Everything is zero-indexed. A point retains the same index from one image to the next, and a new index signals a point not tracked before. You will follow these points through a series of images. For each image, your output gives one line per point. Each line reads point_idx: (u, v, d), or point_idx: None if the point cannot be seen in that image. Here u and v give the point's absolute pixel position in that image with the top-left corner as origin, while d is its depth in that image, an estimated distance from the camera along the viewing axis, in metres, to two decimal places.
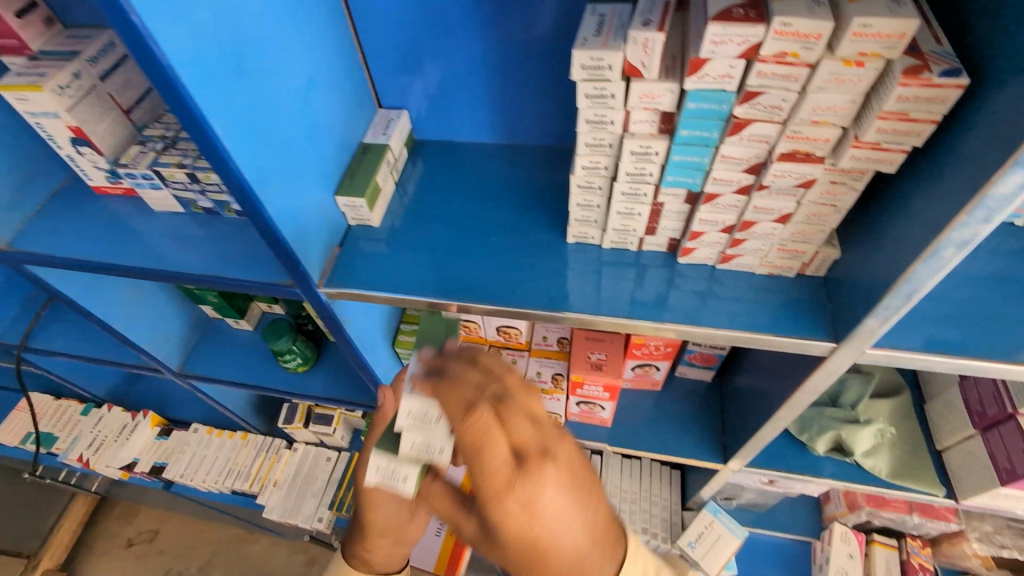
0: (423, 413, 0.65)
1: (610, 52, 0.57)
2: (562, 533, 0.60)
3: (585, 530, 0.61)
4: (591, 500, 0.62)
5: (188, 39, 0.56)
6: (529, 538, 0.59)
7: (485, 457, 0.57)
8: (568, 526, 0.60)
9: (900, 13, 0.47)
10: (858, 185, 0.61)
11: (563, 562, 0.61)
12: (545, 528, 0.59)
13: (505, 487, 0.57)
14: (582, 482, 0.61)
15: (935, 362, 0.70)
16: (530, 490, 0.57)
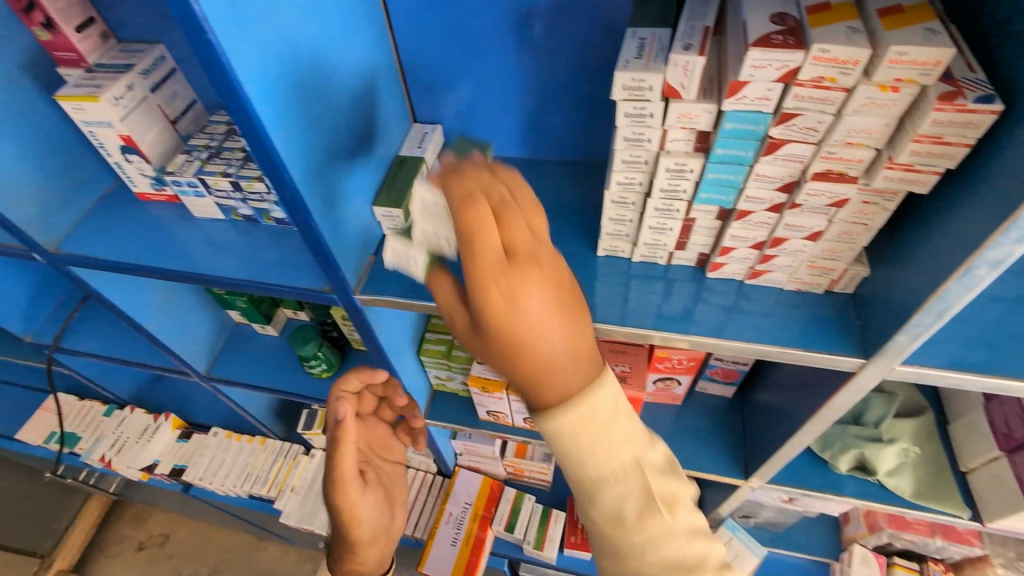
0: (432, 207, 0.73)
1: (651, 74, 0.59)
2: (546, 337, 0.54)
3: (568, 352, 0.56)
4: (579, 325, 0.56)
5: (256, 56, 0.59)
6: (511, 336, 0.53)
7: (476, 237, 0.52)
8: (555, 344, 0.55)
9: (936, 42, 0.50)
10: (890, 206, 0.63)
11: (545, 370, 0.55)
12: (528, 332, 0.53)
13: (490, 270, 0.52)
14: (571, 301, 0.55)
15: (963, 380, 0.71)
16: (514, 289, 0.52)
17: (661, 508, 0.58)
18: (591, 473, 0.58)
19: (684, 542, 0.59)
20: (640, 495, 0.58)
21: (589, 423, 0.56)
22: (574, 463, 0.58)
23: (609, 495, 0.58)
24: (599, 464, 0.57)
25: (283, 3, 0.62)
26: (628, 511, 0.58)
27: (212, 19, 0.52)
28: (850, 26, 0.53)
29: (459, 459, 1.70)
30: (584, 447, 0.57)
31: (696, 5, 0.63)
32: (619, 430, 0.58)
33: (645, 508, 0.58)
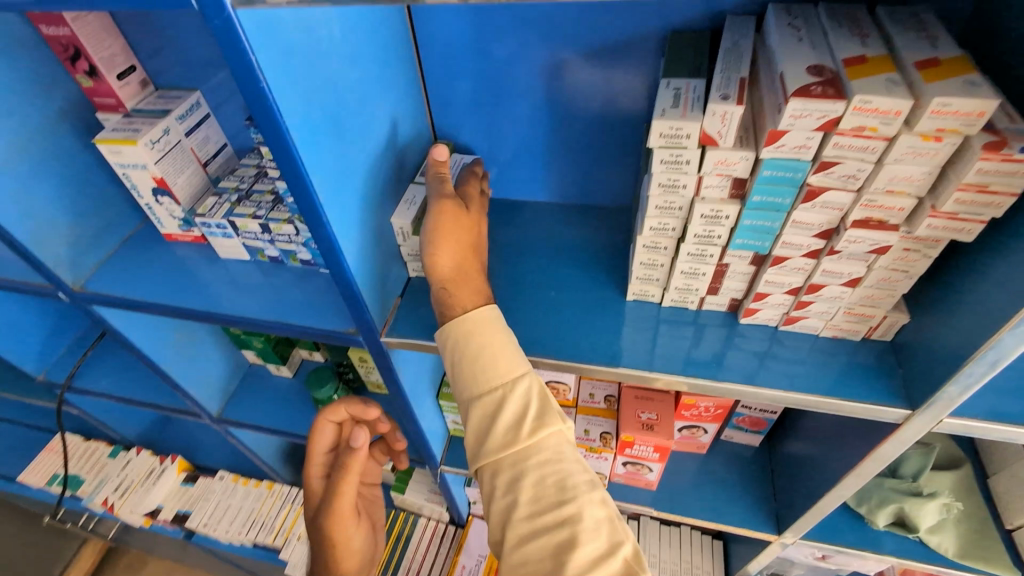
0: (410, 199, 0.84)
1: (689, 122, 0.60)
2: (477, 245, 0.80)
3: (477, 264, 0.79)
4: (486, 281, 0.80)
5: (304, 103, 0.60)
6: (464, 220, 0.78)
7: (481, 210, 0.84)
8: (476, 251, 0.79)
9: (978, 93, 0.50)
10: (932, 253, 0.62)
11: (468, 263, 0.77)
12: (473, 227, 0.79)
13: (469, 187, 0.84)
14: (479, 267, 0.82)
15: (1015, 433, 0.69)
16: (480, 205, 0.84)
17: (556, 411, 0.68)
18: (496, 378, 0.69)
19: (576, 468, 0.65)
20: (538, 402, 0.69)
21: (492, 325, 0.72)
22: (478, 369, 0.70)
23: (513, 396, 0.68)
24: (502, 365, 0.70)
25: (330, 53, 0.63)
26: (528, 419, 0.67)
27: (265, 68, 0.53)
28: (889, 77, 0.54)
29: (472, 507, 1.65)
30: (493, 343, 0.71)
31: (730, 57, 0.64)
32: (517, 345, 0.72)
33: (544, 409, 0.68)
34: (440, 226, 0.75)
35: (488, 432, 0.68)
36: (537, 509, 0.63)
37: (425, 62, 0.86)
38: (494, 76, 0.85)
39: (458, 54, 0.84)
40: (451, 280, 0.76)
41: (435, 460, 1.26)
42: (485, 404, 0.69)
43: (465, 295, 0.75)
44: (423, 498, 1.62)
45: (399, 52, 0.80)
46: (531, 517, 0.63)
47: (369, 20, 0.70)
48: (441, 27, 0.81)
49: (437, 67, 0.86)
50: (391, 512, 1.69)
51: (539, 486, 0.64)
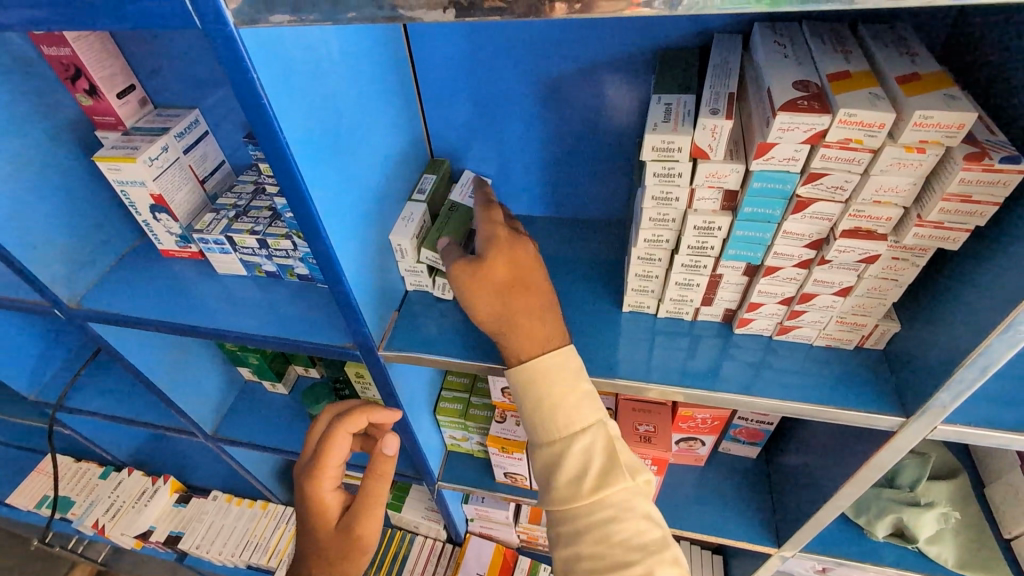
0: (409, 215, 0.86)
1: (680, 136, 0.61)
2: (528, 288, 0.73)
3: (542, 305, 0.74)
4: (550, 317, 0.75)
5: (304, 119, 0.61)
6: (484, 270, 0.72)
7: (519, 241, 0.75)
8: (540, 293, 0.74)
9: (957, 107, 0.52)
10: (920, 262, 0.63)
11: (515, 309, 0.73)
12: (503, 269, 0.72)
13: (493, 227, 0.75)
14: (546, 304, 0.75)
15: (1008, 440, 0.70)
16: (510, 244, 0.74)
17: (621, 470, 0.70)
18: (561, 432, 0.72)
19: (642, 526, 0.69)
20: (603, 457, 0.71)
21: (559, 375, 0.72)
22: (543, 420, 0.73)
23: (576, 449, 0.71)
24: (566, 419, 0.72)
25: (330, 72, 0.65)
26: (591, 475, 0.71)
27: (266, 86, 0.55)
28: (872, 92, 0.56)
29: (470, 524, 1.64)
30: (557, 394, 0.72)
31: (719, 73, 0.66)
32: (585, 395, 0.73)
33: (608, 466, 0.71)
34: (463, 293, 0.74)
35: (553, 481, 0.73)
36: (601, 566, 0.68)
37: (421, 80, 0.88)
38: (490, 92, 0.87)
39: (455, 71, 0.86)
40: (501, 328, 0.74)
41: (433, 476, 1.26)
42: (550, 454, 0.73)
43: (533, 333, 0.73)
44: (421, 516, 1.61)
45: (396, 70, 0.81)
46: (598, 571, 0.69)
47: (367, 39, 0.72)
48: (437, 46, 0.83)
49: (434, 84, 0.88)
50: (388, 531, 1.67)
51: (605, 545, 0.69)
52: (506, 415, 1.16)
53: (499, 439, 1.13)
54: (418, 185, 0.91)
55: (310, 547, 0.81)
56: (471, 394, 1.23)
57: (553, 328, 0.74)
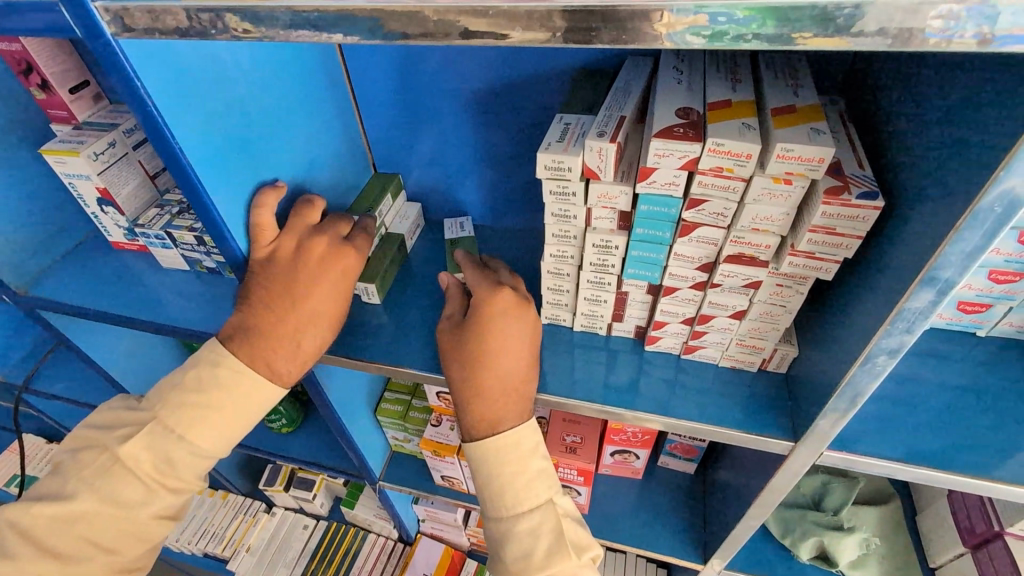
0: None
1: (569, 156, 0.63)
2: (507, 362, 0.73)
3: (512, 381, 0.74)
4: (521, 393, 0.75)
5: (201, 123, 0.63)
6: (466, 337, 0.74)
7: (506, 327, 0.74)
8: (514, 382, 0.74)
9: (818, 141, 0.53)
10: (803, 290, 0.64)
11: (489, 384, 0.73)
12: (489, 342, 0.73)
13: (493, 298, 0.75)
14: (521, 381, 0.75)
15: (897, 469, 0.73)
16: (505, 312, 0.75)
17: (568, 550, 0.72)
18: (509, 507, 0.74)
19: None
20: (549, 536, 0.73)
21: (513, 449, 0.74)
22: (495, 493, 0.74)
23: (524, 528, 0.73)
24: (515, 500, 0.73)
25: (237, 79, 0.67)
26: (538, 554, 0.72)
27: (154, 94, 0.57)
28: (745, 122, 0.57)
29: (422, 525, 1.66)
30: (510, 469, 0.73)
31: (618, 96, 0.68)
32: (540, 470, 0.75)
33: (554, 547, 0.72)
34: (449, 358, 0.76)
35: (502, 553, 0.74)
36: None
37: (356, 87, 0.89)
38: (422, 101, 0.89)
39: (388, 82, 0.87)
40: (469, 393, 0.74)
41: (373, 476, 1.27)
42: (500, 526, 0.75)
43: (492, 410, 0.74)
44: (372, 513, 1.64)
45: (326, 78, 0.83)
46: None
47: (285, 47, 0.74)
48: (367, 57, 0.85)
49: (368, 93, 0.90)
50: (343, 526, 1.70)
51: None
52: (442, 419, 1.17)
53: (432, 442, 1.15)
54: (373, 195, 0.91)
55: (313, 317, 0.73)
56: (413, 397, 1.25)
57: (515, 406, 0.74)
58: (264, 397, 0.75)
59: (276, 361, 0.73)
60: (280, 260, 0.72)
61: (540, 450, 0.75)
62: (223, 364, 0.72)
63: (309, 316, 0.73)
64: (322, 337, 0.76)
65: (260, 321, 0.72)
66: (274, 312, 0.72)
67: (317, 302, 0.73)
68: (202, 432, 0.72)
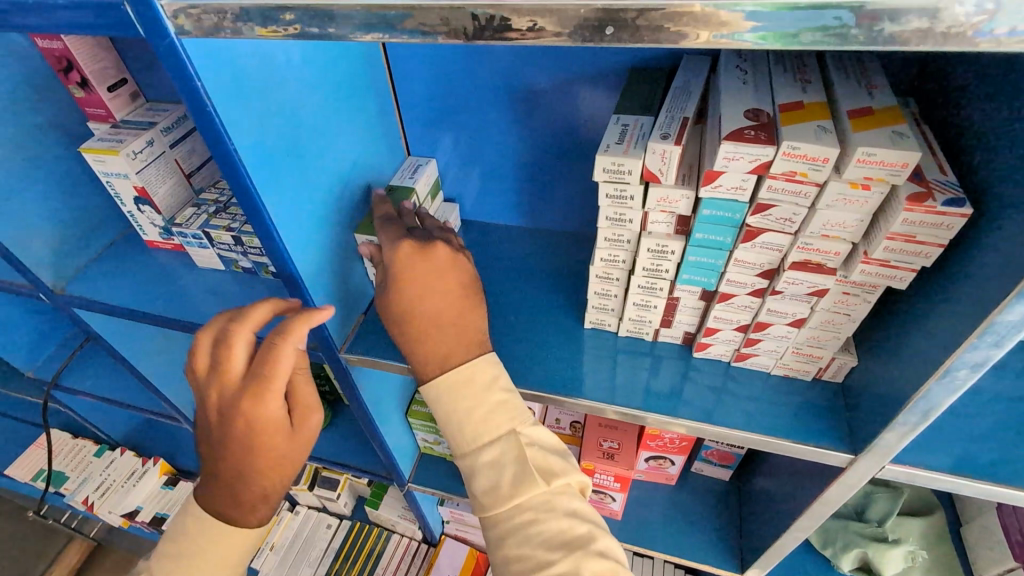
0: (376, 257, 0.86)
1: (630, 159, 0.61)
2: (429, 302, 0.68)
3: (454, 323, 0.69)
4: (465, 332, 0.70)
5: (255, 124, 0.62)
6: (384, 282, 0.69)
7: (420, 267, 0.69)
8: (451, 320, 0.69)
9: (902, 145, 0.51)
10: (871, 299, 0.62)
11: (418, 328, 0.69)
12: (407, 283, 0.69)
13: (395, 245, 0.70)
14: (466, 323, 0.70)
15: (961, 485, 0.70)
16: (408, 257, 0.70)
17: (534, 475, 0.65)
18: (467, 442, 0.69)
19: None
20: (514, 465, 0.66)
21: (456, 383, 0.68)
22: (456, 428, 0.69)
23: (486, 462, 0.67)
24: (472, 431, 0.68)
25: (289, 79, 0.66)
26: (504, 483, 0.66)
27: (212, 94, 0.55)
28: (820, 125, 0.55)
29: (446, 526, 1.65)
30: (460, 407, 0.68)
31: (678, 97, 0.66)
32: (502, 401, 0.68)
33: (519, 474, 0.65)
34: (378, 305, 0.72)
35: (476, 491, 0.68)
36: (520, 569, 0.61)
37: (397, 87, 0.88)
38: (466, 100, 0.87)
39: (431, 82, 0.86)
40: (407, 343, 0.70)
41: (403, 477, 1.27)
42: (465, 463, 0.69)
43: (436, 350, 0.69)
44: (397, 513, 1.63)
45: (369, 77, 0.82)
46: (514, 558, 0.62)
47: (333, 46, 0.73)
48: (410, 54, 0.83)
49: (410, 92, 0.88)
50: (367, 527, 1.69)
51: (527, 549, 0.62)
52: None
53: None
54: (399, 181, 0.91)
55: (259, 471, 0.67)
56: None
57: (456, 347, 0.69)
58: (239, 541, 0.72)
59: (237, 513, 0.70)
60: (212, 412, 0.66)
61: (500, 381, 0.69)
62: (191, 509, 0.72)
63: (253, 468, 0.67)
64: (274, 484, 0.69)
65: (212, 469, 0.69)
66: (217, 463, 0.68)
67: (254, 454, 0.66)
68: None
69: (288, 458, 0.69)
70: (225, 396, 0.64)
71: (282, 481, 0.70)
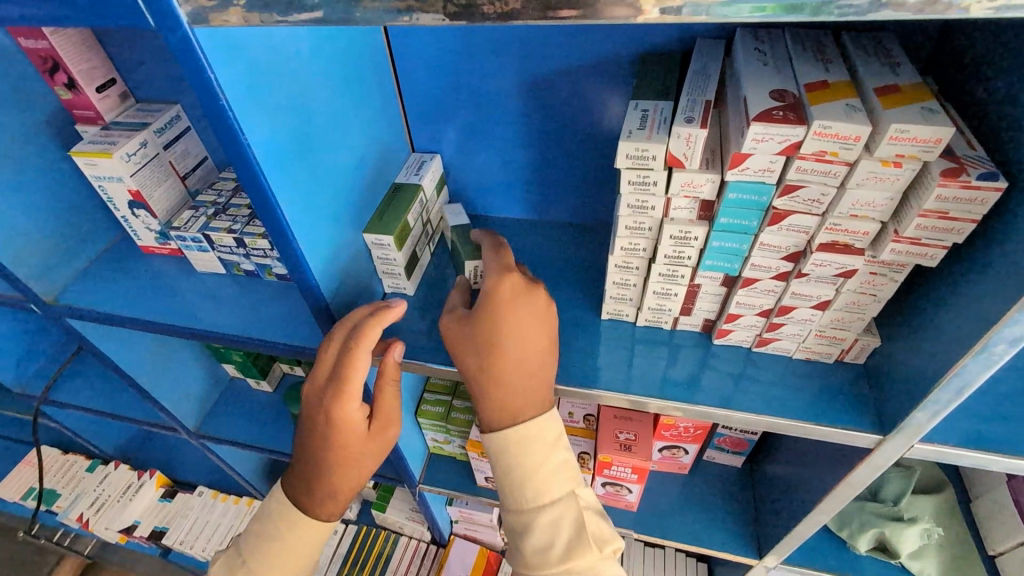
0: (383, 253, 0.83)
1: (654, 144, 0.60)
2: (522, 348, 0.68)
3: (540, 366, 0.69)
4: (546, 375, 0.71)
5: (267, 118, 0.59)
6: (473, 327, 0.69)
7: (516, 311, 0.68)
8: (535, 365, 0.69)
9: (935, 121, 0.50)
10: (898, 277, 0.62)
11: (502, 374, 0.68)
12: (502, 328, 0.67)
13: (499, 280, 0.69)
14: (546, 369, 0.70)
15: (989, 461, 0.68)
16: (515, 294, 0.68)
17: (588, 542, 0.69)
18: (527, 502, 0.71)
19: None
20: (570, 529, 0.70)
21: (524, 443, 0.70)
22: (516, 485, 0.72)
23: (545, 522, 0.70)
24: (535, 491, 0.71)
25: (300, 71, 0.64)
26: (557, 546, 0.70)
27: (227, 88, 0.53)
28: (849, 103, 0.54)
29: (454, 526, 1.63)
30: (525, 467, 0.70)
31: (697, 79, 0.65)
32: (564, 460, 0.72)
33: (575, 539, 0.69)
34: (458, 348, 0.70)
35: (522, 546, 0.72)
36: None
37: (402, 78, 0.86)
38: (473, 89, 0.85)
39: (437, 73, 0.85)
40: (485, 382, 0.69)
41: (414, 479, 1.25)
42: (516, 519, 0.73)
43: (510, 400, 0.70)
44: (404, 516, 1.61)
45: (373, 68, 0.80)
46: None
47: (339, 36, 0.70)
48: (414, 44, 0.82)
49: (415, 83, 0.87)
50: (373, 530, 1.66)
51: None
52: None
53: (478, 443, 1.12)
54: (405, 171, 0.91)
55: (332, 468, 0.74)
56: (454, 397, 1.21)
57: (534, 396, 0.70)
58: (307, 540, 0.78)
59: (308, 502, 0.76)
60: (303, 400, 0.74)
61: (563, 441, 0.72)
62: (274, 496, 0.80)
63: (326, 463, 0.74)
64: (341, 484, 0.75)
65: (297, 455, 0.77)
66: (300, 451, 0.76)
67: (328, 448, 0.72)
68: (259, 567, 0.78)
69: (360, 458, 0.74)
70: (314, 387, 0.72)
71: (352, 480, 0.75)
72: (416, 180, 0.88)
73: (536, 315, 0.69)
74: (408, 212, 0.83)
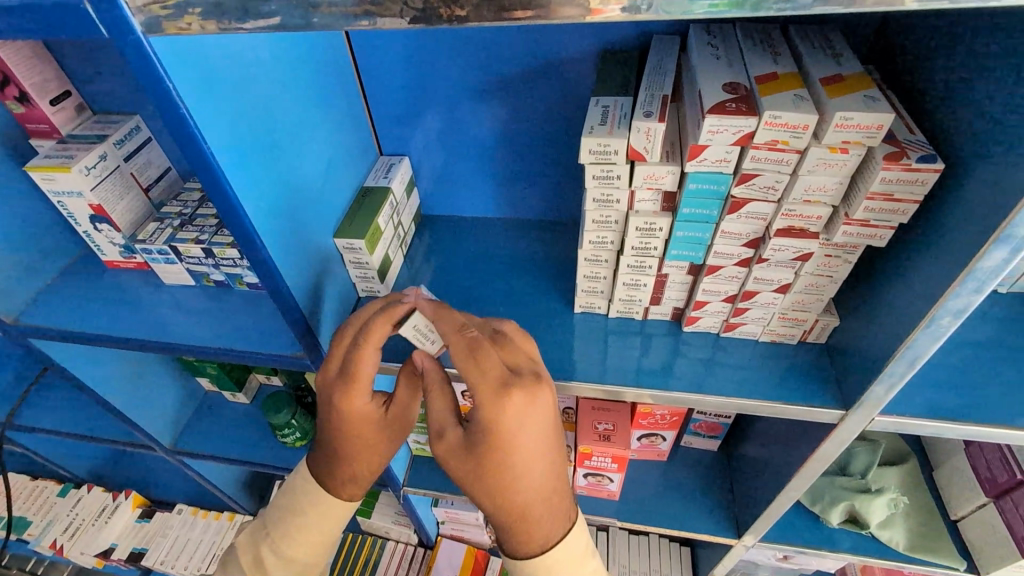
0: (356, 257, 0.84)
1: (616, 139, 0.62)
2: (536, 477, 0.64)
3: (554, 482, 0.66)
4: (562, 484, 0.68)
5: (230, 126, 0.59)
6: (480, 463, 0.63)
7: (526, 444, 0.61)
8: (553, 493, 0.66)
9: (875, 108, 0.53)
10: (851, 259, 0.65)
11: (523, 506, 0.65)
12: (516, 465, 0.62)
13: (496, 413, 0.60)
14: (561, 486, 0.67)
15: (945, 429, 0.72)
16: (519, 420, 0.60)
17: None
18: None
19: None
20: None
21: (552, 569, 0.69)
22: None
23: None
24: None
25: (260, 78, 0.63)
26: None
27: (187, 98, 0.53)
28: (797, 94, 0.57)
29: (441, 528, 1.63)
30: None
31: (654, 74, 0.67)
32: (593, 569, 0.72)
33: None
34: (467, 477, 0.65)
35: None
36: None
37: (365, 81, 0.86)
38: (436, 90, 0.86)
39: (400, 75, 0.85)
40: (507, 512, 0.66)
41: (398, 482, 1.24)
42: None
43: (533, 531, 0.67)
44: (390, 521, 1.61)
45: (335, 72, 0.80)
46: None
47: (299, 41, 0.70)
48: (376, 48, 0.82)
49: (378, 86, 0.87)
50: (359, 537, 1.65)
51: None
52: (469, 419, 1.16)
53: None
54: (373, 175, 0.91)
55: (352, 457, 0.75)
56: None
57: (553, 520, 0.68)
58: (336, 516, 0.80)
59: (330, 485, 0.77)
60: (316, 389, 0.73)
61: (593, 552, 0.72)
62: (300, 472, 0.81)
63: (346, 453, 0.74)
64: (360, 469, 0.76)
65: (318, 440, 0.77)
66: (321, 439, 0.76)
67: (347, 438, 0.73)
68: (284, 541, 0.79)
69: (378, 444, 0.75)
70: (325, 381, 0.70)
71: (369, 465, 0.76)
72: (385, 182, 0.89)
73: (539, 431, 0.62)
74: (378, 216, 0.84)
